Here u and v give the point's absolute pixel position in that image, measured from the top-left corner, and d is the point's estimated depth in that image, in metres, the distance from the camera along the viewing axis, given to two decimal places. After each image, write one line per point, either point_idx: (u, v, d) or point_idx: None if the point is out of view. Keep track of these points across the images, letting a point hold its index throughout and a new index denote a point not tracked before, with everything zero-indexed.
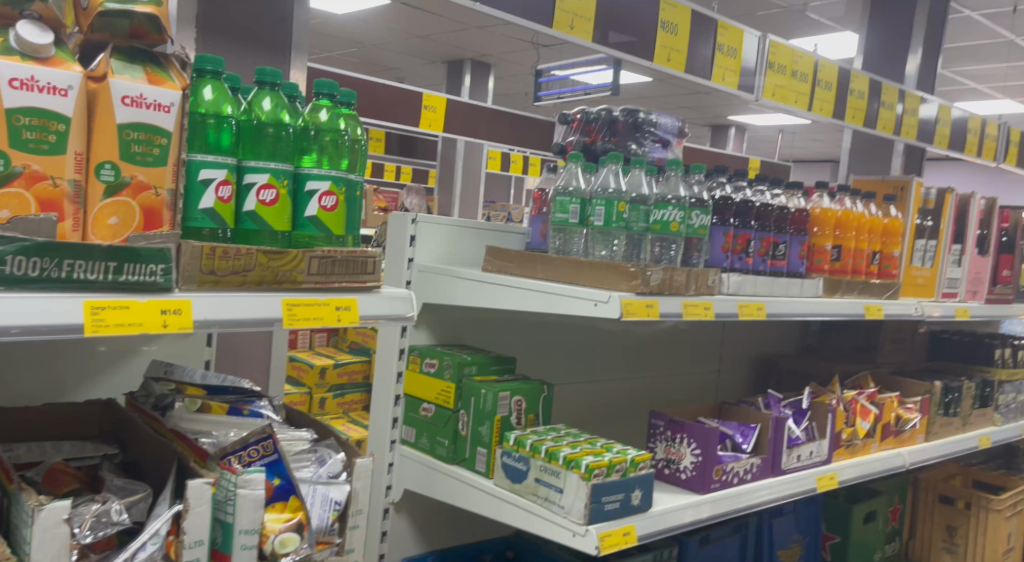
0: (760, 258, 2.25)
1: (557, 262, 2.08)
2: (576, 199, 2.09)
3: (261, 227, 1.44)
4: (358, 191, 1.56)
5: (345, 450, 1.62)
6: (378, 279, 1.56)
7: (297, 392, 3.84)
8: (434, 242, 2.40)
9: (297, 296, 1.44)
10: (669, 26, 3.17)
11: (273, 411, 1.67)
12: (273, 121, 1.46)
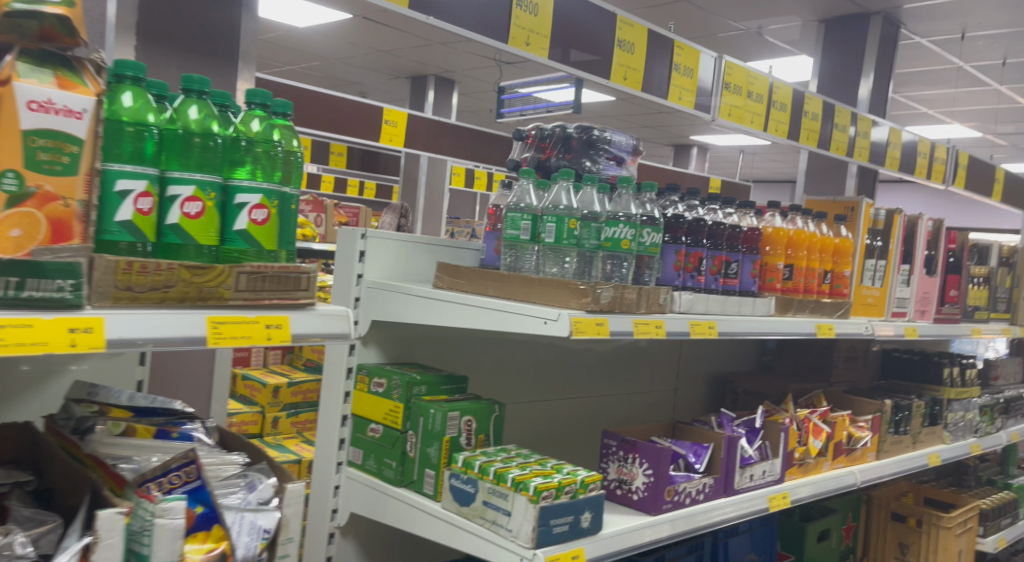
0: (712, 276, 2.24)
1: (508, 280, 2.04)
2: (527, 215, 2.05)
3: (185, 241, 1.40)
4: (291, 204, 1.51)
5: (277, 474, 1.57)
6: (313, 296, 1.52)
7: (248, 412, 3.77)
8: (384, 258, 2.34)
9: (223, 314, 1.40)
10: (626, 45, 3.15)
11: (205, 434, 1.62)
12: (198, 131, 1.41)
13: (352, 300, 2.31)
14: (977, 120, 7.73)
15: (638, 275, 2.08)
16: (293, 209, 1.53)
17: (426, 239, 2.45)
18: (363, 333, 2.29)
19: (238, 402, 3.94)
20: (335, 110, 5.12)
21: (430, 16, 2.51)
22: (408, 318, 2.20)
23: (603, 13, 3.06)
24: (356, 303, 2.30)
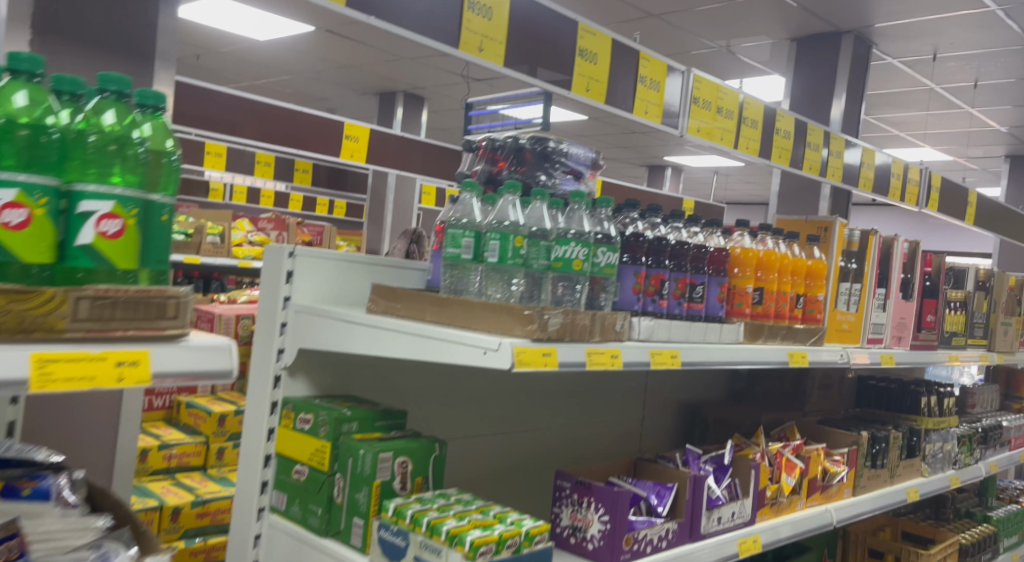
0: (675, 301, 2.04)
1: (448, 304, 1.82)
2: (470, 232, 1.83)
3: (10, 258, 1.18)
4: (154, 214, 1.31)
5: (139, 545, 1.37)
6: (181, 325, 1.31)
7: (192, 443, 3.46)
8: (316, 279, 2.15)
9: (54, 350, 1.18)
10: (588, 54, 2.96)
11: (69, 491, 1.43)
12: (27, 122, 1.21)
13: (278, 325, 2.11)
14: (950, 143, 7.64)
15: (592, 298, 1.88)
16: (162, 221, 1.32)
17: (365, 258, 2.25)
18: (288, 363, 2.10)
19: (180, 431, 3.62)
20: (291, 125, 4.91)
21: (371, 15, 2.32)
22: (336, 346, 2.00)
23: (564, 20, 2.88)
24: (282, 329, 2.11)
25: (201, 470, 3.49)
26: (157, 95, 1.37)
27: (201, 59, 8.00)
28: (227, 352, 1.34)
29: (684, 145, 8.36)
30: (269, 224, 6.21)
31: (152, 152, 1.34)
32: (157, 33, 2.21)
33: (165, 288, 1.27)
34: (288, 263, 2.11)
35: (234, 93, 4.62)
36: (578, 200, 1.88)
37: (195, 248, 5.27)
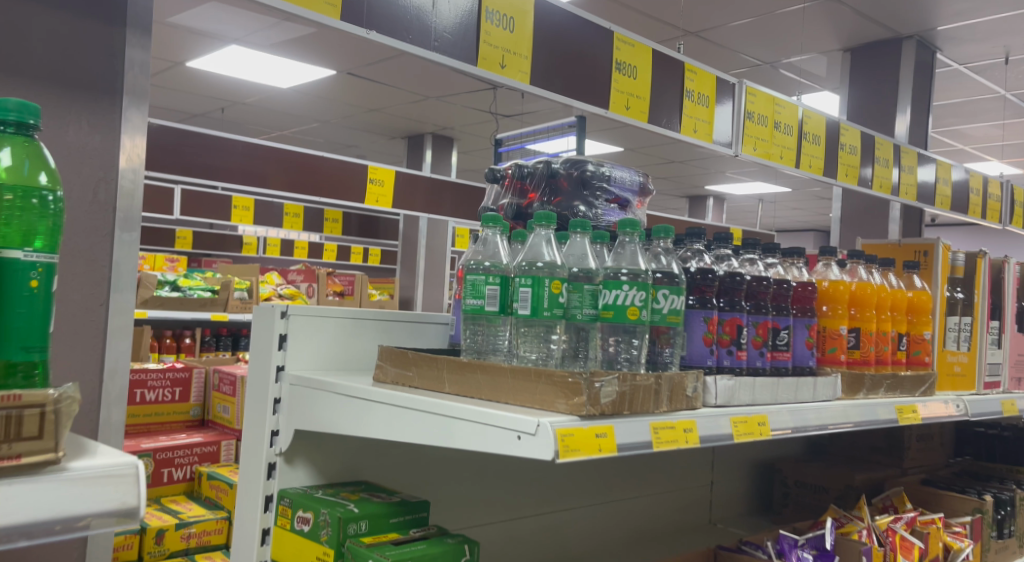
0: (757, 351, 1.62)
1: (473, 374, 1.44)
2: (495, 277, 1.46)
3: None
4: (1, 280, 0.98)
5: None
6: (52, 446, 0.96)
7: (212, 518, 2.75)
8: (315, 342, 1.80)
9: None
10: (626, 68, 2.58)
11: None
12: None
13: (272, 400, 1.76)
14: (1019, 155, 7.13)
15: (655, 355, 1.48)
16: (25, 290, 0.99)
17: (375, 313, 1.88)
18: (285, 446, 1.74)
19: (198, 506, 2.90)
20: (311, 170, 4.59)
21: (372, 29, 1.95)
22: (339, 425, 1.63)
23: (597, 30, 2.50)
24: (275, 407, 1.76)
25: (225, 552, 2.75)
26: (25, 104, 1.02)
27: (226, 112, 7.78)
28: (129, 477, 1.00)
29: (726, 171, 7.95)
30: (299, 275, 5.83)
31: (6, 189, 1.00)
32: (125, 66, 1.76)
33: (17, 397, 0.93)
34: (280, 326, 1.76)
35: (249, 140, 4.30)
36: (631, 233, 1.48)
37: (222, 304, 4.91)
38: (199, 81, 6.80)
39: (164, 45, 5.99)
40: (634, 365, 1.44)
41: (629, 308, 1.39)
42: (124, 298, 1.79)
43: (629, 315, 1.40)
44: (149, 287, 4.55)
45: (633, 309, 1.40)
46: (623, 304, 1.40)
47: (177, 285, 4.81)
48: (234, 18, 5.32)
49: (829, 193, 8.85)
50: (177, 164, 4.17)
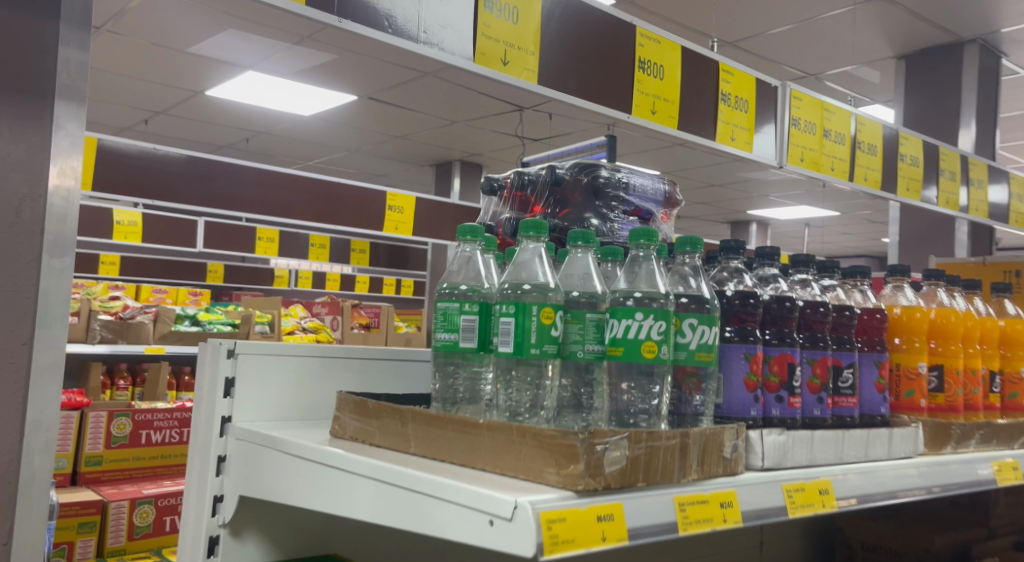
0: (813, 397, 1.27)
1: (443, 432, 1.11)
2: (469, 304, 1.14)
3: None
4: None
5: None
6: None
7: None
8: (269, 387, 1.49)
9: None
10: (651, 67, 2.22)
11: None
12: None
13: (215, 459, 1.46)
14: None
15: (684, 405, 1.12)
16: None
17: (343, 350, 1.56)
18: (230, 516, 1.44)
19: None
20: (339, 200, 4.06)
21: (344, 17, 1.66)
22: (288, 493, 1.32)
23: (619, 23, 2.16)
24: (218, 467, 1.46)
25: None
26: None
27: (251, 142, 7.55)
28: None
29: (769, 194, 7.57)
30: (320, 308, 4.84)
31: None
32: (58, 65, 1.53)
33: None
34: (227, 368, 1.46)
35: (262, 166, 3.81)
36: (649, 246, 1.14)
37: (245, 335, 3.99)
38: (221, 111, 6.55)
39: (181, 74, 5.72)
40: (653, 419, 1.10)
41: (644, 343, 1.06)
42: (56, 331, 1.53)
43: (645, 352, 1.06)
44: (166, 321, 3.71)
45: (649, 344, 1.06)
46: (637, 337, 1.06)
47: (195, 319, 3.84)
48: (247, 44, 5.03)
49: (881, 215, 8.41)
50: (204, 197, 3.68)
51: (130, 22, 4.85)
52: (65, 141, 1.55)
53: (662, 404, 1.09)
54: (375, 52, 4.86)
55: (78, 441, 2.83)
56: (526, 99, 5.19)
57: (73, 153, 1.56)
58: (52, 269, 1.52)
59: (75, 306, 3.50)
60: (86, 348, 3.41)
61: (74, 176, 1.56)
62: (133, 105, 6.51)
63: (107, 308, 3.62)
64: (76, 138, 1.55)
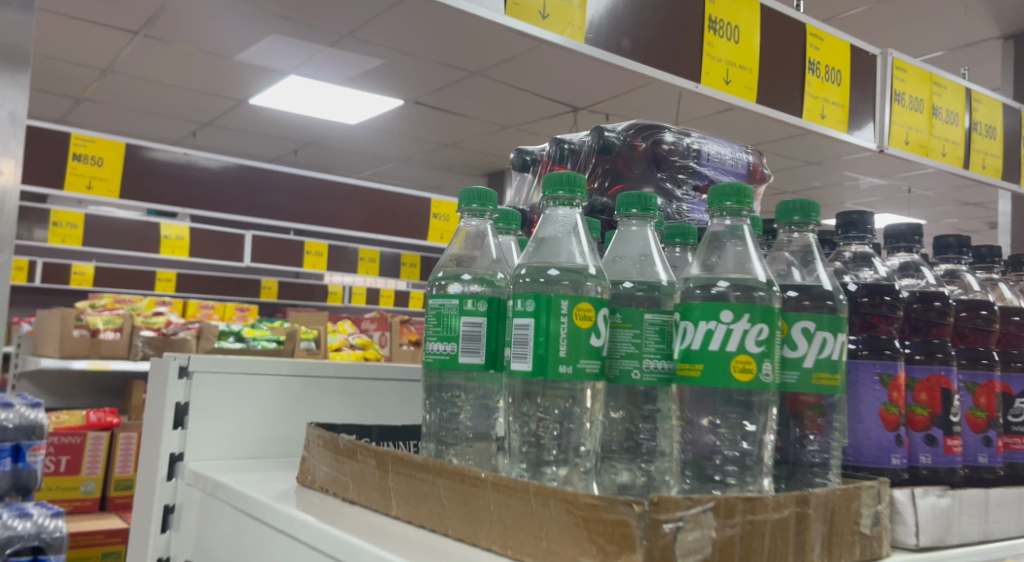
0: (976, 437, 0.88)
1: (427, 488, 0.75)
2: (465, 300, 0.80)
3: None
4: None
5: None
6: None
7: None
8: (234, 415, 1.16)
9: None
10: (723, 27, 1.78)
11: None
12: None
13: (160, 509, 1.14)
14: None
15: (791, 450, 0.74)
16: None
17: (330, 370, 1.22)
18: None
19: None
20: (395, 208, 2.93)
21: None
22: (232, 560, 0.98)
23: None
24: (164, 518, 1.14)
25: None
26: None
27: (299, 154, 7.12)
28: None
29: (847, 202, 7.02)
30: (370, 322, 3.73)
31: None
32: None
33: None
34: (178, 392, 1.14)
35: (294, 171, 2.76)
36: (739, 214, 0.74)
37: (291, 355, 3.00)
38: (268, 122, 6.05)
39: (221, 81, 5.08)
40: (752, 476, 0.70)
41: (734, 357, 0.67)
42: None
43: (735, 372, 0.67)
44: (210, 339, 2.97)
45: (745, 358, 0.67)
46: (726, 349, 0.67)
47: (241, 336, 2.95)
48: (289, 50, 4.44)
49: (968, 223, 7.78)
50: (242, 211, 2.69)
51: (168, 28, 4.22)
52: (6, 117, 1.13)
53: (767, 452, 0.70)
54: (430, 54, 4.41)
55: (107, 463, 2.64)
56: (580, 98, 4.84)
57: (17, 135, 1.14)
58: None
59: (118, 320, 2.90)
60: (130, 366, 2.81)
61: (16, 166, 1.14)
62: (182, 117, 6.02)
63: (149, 322, 2.96)
64: (15, 115, 1.13)
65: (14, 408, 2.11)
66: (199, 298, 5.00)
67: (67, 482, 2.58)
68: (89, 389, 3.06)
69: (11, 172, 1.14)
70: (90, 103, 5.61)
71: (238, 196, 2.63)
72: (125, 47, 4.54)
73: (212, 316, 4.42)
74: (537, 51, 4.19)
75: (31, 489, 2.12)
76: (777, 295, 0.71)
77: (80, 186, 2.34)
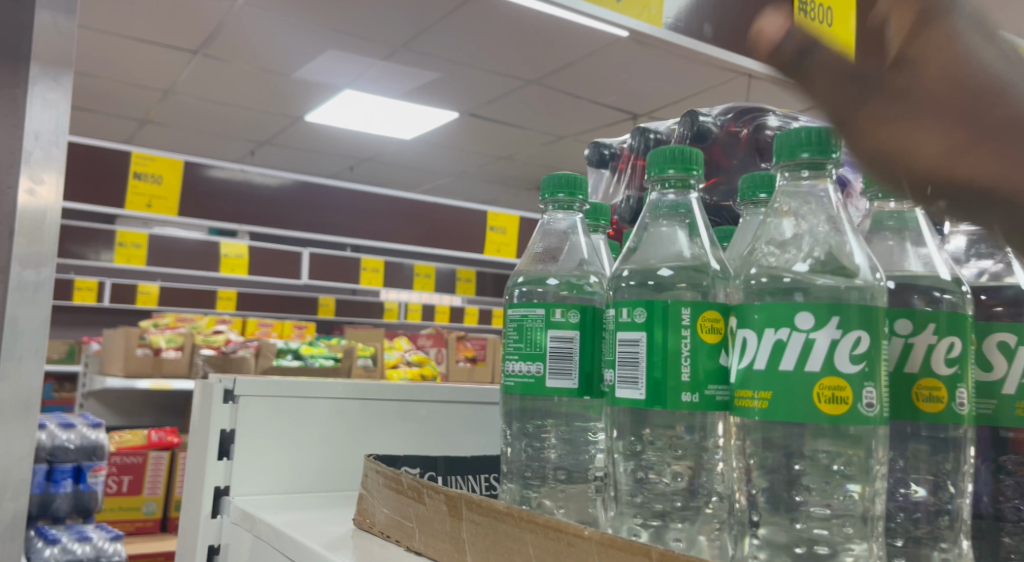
0: None
1: (511, 545, 0.61)
2: (545, 312, 0.66)
3: None
4: None
5: None
6: None
7: None
8: (288, 443, 1.04)
9: None
10: (816, 10, 1.60)
11: None
12: None
13: (205, 550, 1.02)
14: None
15: (993, 501, 0.58)
16: None
17: (396, 392, 1.09)
18: None
19: None
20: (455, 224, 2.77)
21: None
22: None
23: None
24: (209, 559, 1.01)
25: None
26: None
27: (355, 171, 7.06)
28: None
29: None
30: (427, 338, 3.56)
31: None
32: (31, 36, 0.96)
33: None
34: (223, 418, 1.01)
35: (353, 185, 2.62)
36: (822, 166, 0.57)
37: (349, 373, 2.91)
38: (325, 139, 5.98)
39: (279, 98, 5.03)
40: (946, 536, 0.54)
41: (820, 380, 0.50)
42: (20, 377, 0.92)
43: (820, 402, 0.49)
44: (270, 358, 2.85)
45: (836, 381, 0.49)
46: (805, 369, 0.50)
47: (299, 354, 2.82)
48: (346, 65, 4.35)
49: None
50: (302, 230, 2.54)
51: (224, 46, 4.16)
52: (47, 127, 0.96)
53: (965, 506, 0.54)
54: (491, 65, 4.27)
55: (168, 483, 2.55)
56: (642, 103, 4.68)
57: (59, 146, 0.97)
58: (18, 288, 0.93)
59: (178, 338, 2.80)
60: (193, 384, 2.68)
61: (57, 181, 0.96)
62: (240, 136, 5.97)
63: (210, 341, 2.86)
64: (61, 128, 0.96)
65: (76, 429, 2.01)
66: (260, 315, 4.93)
67: (128, 502, 2.48)
68: (153, 408, 2.98)
69: (52, 189, 0.97)
70: (153, 124, 5.63)
71: (295, 214, 2.49)
72: (184, 66, 4.49)
73: (271, 334, 4.33)
74: (599, 55, 4.03)
75: (92, 510, 2.04)
76: (881, 284, 0.54)
77: (140, 206, 2.11)
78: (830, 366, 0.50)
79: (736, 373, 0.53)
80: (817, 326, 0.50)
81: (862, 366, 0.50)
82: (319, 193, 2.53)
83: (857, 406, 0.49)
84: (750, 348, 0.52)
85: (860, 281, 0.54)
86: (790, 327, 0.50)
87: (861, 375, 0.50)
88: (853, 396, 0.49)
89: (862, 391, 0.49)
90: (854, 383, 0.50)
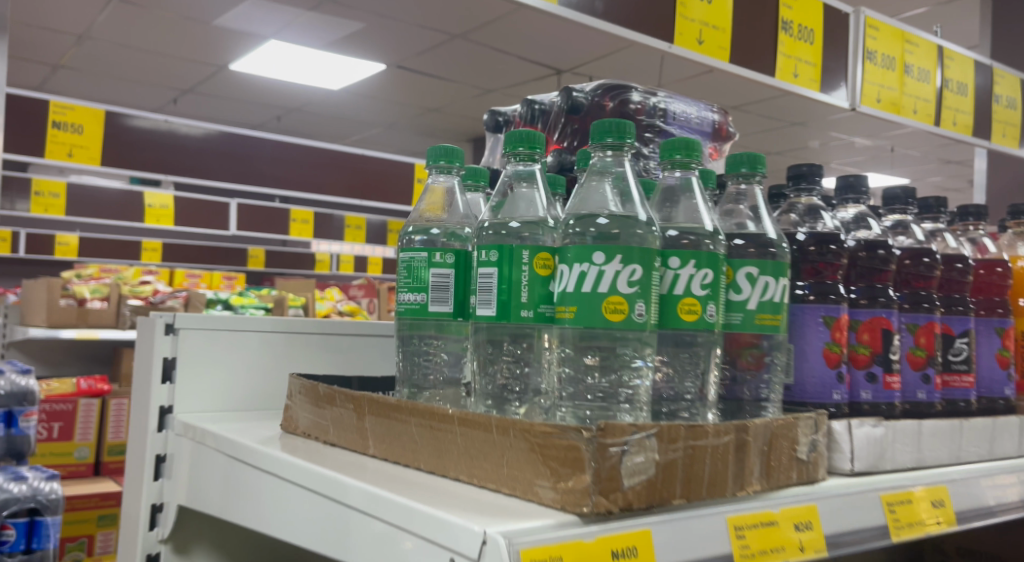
0: (913, 375, 0.94)
1: (399, 426, 0.81)
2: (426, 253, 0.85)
3: None
4: None
5: None
6: None
7: None
8: (223, 368, 1.22)
9: None
10: None
11: None
12: None
13: (152, 459, 1.19)
14: None
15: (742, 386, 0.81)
16: None
17: (316, 327, 1.27)
18: (168, 529, 1.19)
19: None
20: (378, 177, 2.92)
21: None
22: (226, 507, 1.02)
23: None
24: (157, 466, 1.19)
25: None
26: None
27: (283, 121, 7.07)
28: None
29: None
30: (357, 288, 3.72)
31: None
32: None
33: None
34: (165, 347, 1.19)
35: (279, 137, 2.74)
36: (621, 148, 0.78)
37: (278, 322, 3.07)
38: (250, 88, 6.01)
39: (201, 46, 5.05)
40: (699, 408, 0.78)
41: (607, 297, 0.70)
42: None
43: (608, 313, 0.70)
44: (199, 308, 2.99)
45: (617, 298, 0.71)
46: (599, 290, 0.71)
47: (228, 304, 2.96)
48: (267, 13, 4.41)
49: None
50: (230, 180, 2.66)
51: None
52: None
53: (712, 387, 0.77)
54: (412, 17, 4.39)
55: (99, 429, 2.69)
56: (562, 59, 4.84)
57: None
58: None
59: (104, 289, 2.92)
60: (120, 334, 2.80)
61: None
62: (161, 83, 5.95)
63: (137, 292, 2.98)
64: None
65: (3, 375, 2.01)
66: (186, 266, 4.99)
67: (60, 448, 2.62)
68: (81, 357, 3.08)
69: None
70: (68, 69, 5.57)
71: (224, 166, 2.62)
72: (101, 11, 4.49)
73: (200, 285, 4.42)
74: (518, 12, 4.18)
75: (25, 454, 2.03)
76: (655, 233, 0.75)
77: (61, 154, 2.24)
78: (613, 287, 0.70)
79: (557, 294, 0.73)
80: (607, 260, 0.71)
81: (636, 289, 0.71)
82: (247, 145, 2.65)
83: (630, 314, 0.71)
84: (565, 276, 0.72)
85: (639, 230, 0.75)
86: (589, 259, 0.71)
87: (633, 292, 0.71)
88: (628, 308, 0.71)
89: (634, 305, 0.71)
90: (630, 299, 0.71)
